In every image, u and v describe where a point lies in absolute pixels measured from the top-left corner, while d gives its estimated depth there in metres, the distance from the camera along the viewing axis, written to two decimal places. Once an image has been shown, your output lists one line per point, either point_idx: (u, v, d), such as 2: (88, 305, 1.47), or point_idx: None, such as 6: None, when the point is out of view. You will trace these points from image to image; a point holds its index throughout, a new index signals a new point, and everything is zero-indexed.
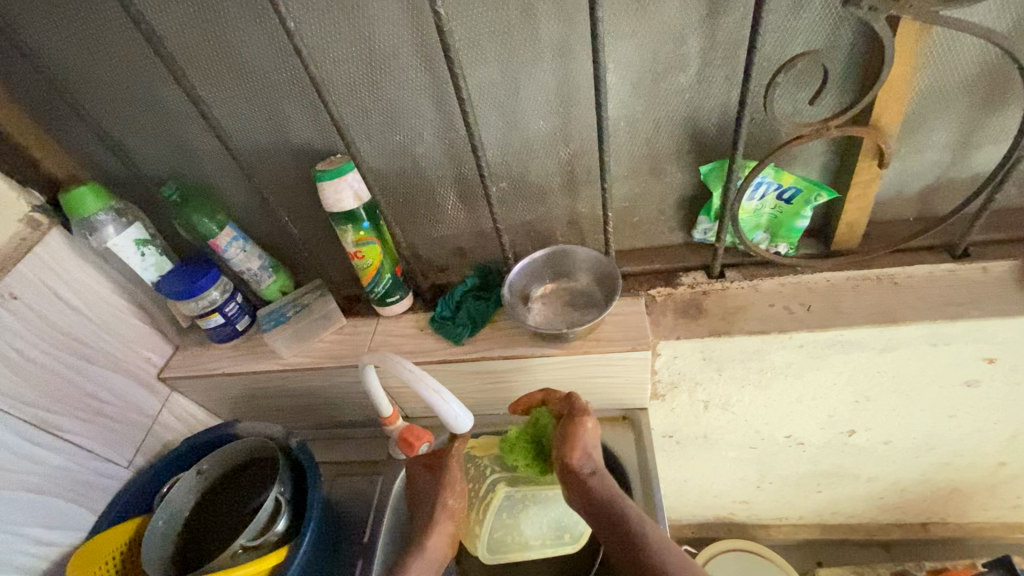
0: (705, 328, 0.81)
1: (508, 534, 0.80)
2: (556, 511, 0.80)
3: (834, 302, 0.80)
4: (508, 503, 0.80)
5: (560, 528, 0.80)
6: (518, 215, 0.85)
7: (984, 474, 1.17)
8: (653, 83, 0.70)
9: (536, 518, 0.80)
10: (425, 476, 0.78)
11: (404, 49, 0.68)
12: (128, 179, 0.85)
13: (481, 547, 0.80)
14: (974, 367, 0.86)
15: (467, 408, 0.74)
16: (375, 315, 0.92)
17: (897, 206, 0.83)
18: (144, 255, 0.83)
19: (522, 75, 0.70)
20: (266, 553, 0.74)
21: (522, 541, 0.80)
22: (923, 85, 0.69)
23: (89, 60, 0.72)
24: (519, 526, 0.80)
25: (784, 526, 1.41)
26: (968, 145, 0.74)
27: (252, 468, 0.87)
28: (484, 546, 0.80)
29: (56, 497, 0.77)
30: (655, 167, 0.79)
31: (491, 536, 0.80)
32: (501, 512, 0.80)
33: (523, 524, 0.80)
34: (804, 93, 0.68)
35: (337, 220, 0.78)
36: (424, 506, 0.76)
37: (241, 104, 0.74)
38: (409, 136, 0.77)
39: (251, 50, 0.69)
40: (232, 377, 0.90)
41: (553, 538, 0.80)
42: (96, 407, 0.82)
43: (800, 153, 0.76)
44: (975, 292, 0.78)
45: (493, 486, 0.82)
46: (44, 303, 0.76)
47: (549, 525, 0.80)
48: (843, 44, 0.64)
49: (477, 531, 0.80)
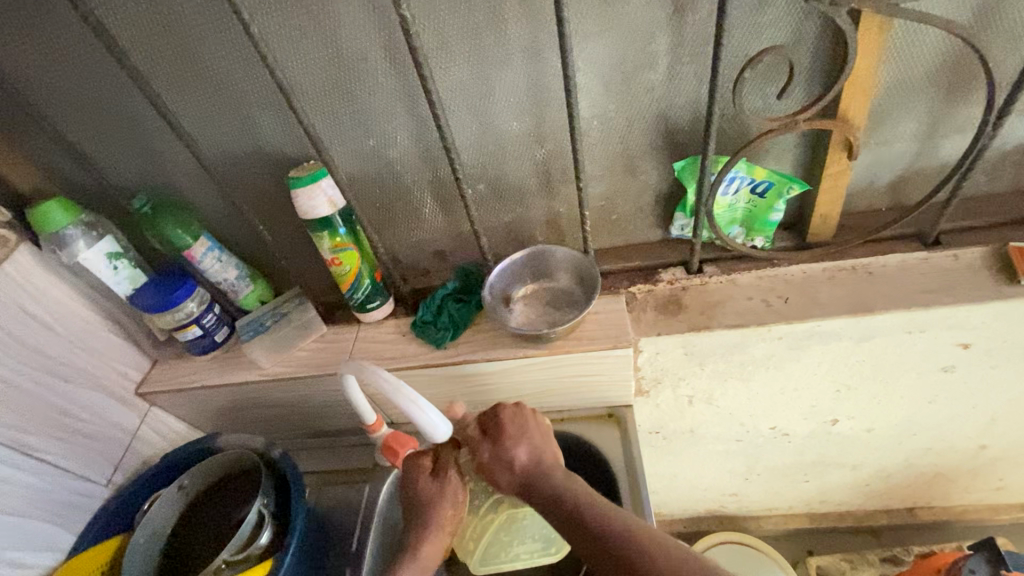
0: (685, 324, 0.82)
1: (501, 550, 0.80)
2: (547, 523, 0.81)
3: (810, 293, 0.81)
4: (507, 520, 0.81)
5: (547, 539, 0.80)
6: (496, 216, 0.85)
7: (965, 458, 1.19)
8: (623, 82, 0.70)
9: (528, 531, 0.80)
10: (425, 481, 0.75)
11: (372, 54, 0.68)
12: (98, 193, 0.84)
13: (476, 562, 0.80)
14: (950, 352, 0.87)
15: (444, 418, 0.73)
16: (355, 321, 0.91)
17: (870, 197, 0.84)
18: (116, 269, 0.81)
19: (493, 76, 0.69)
20: (250, 567, 0.74)
21: (512, 553, 0.79)
22: (888, 78, 0.70)
23: (50, 72, 0.71)
24: (512, 540, 0.80)
25: (775, 517, 1.42)
26: (935, 135, 0.76)
27: (234, 479, 0.85)
28: (477, 561, 0.79)
29: (32, 519, 0.76)
30: (631, 165, 0.79)
31: (483, 552, 0.80)
32: (497, 527, 0.81)
33: (515, 538, 0.80)
34: (773, 88, 0.69)
35: (312, 227, 0.78)
36: (420, 508, 0.74)
37: (210, 114, 0.73)
38: (382, 140, 0.76)
39: (217, 58, 0.68)
40: (212, 389, 0.89)
41: (540, 549, 0.79)
42: (71, 426, 0.81)
43: (772, 147, 0.77)
44: (946, 279, 0.79)
45: (494, 505, 0.81)
46: (12, 320, 0.74)
47: (536, 536, 0.80)
48: (808, 39, 0.65)
49: (469, 546, 0.80)
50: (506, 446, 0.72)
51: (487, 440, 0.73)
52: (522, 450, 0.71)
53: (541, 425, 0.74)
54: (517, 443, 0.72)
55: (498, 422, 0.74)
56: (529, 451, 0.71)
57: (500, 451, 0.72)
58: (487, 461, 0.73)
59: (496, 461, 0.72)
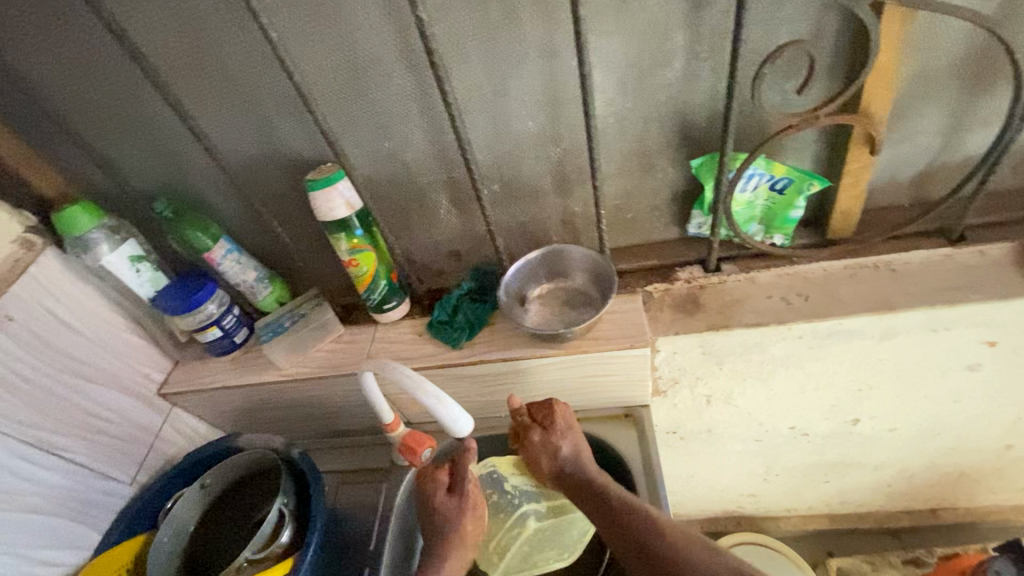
0: (703, 323, 0.81)
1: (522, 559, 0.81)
2: (565, 533, 0.82)
3: (831, 291, 0.80)
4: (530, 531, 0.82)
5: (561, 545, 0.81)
6: (511, 217, 0.85)
7: (991, 458, 1.16)
8: (639, 80, 0.70)
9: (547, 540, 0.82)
10: (441, 496, 0.76)
11: (389, 56, 0.68)
12: (120, 197, 0.85)
13: (499, 574, 0.80)
14: (976, 351, 0.85)
15: (466, 412, 0.73)
16: (372, 322, 0.92)
17: (892, 192, 0.82)
18: (139, 272, 0.83)
19: (508, 75, 0.69)
20: (271, 565, 0.74)
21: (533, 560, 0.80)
22: (911, 71, 0.69)
23: (74, 79, 0.72)
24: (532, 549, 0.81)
25: (794, 517, 1.41)
26: (959, 128, 0.74)
27: (255, 478, 0.86)
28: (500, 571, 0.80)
29: (60, 517, 0.77)
30: (647, 164, 0.79)
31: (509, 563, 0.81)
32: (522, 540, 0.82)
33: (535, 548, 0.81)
34: (792, 83, 0.68)
35: (329, 229, 0.78)
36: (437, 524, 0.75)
37: (228, 117, 0.74)
38: (397, 141, 0.76)
39: (237, 63, 0.69)
40: (232, 390, 0.90)
41: (554, 555, 0.81)
42: (96, 426, 0.82)
43: (791, 143, 0.76)
44: (971, 275, 0.78)
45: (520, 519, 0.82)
46: (39, 322, 0.76)
47: (553, 543, 0.82)
48: (828, 33, 0.64)
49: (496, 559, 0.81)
50: (555, 443, 0.77)
51: (537, 428, 0.79)
52: (568, 446, 0.76)
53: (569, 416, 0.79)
54: (562, 438, 0.76)
55: (550, 414, 0.78)
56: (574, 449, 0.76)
57: (554, 443, 0.77)
58: (535, 446, 0.78)
59: (546, 448, 0.77)
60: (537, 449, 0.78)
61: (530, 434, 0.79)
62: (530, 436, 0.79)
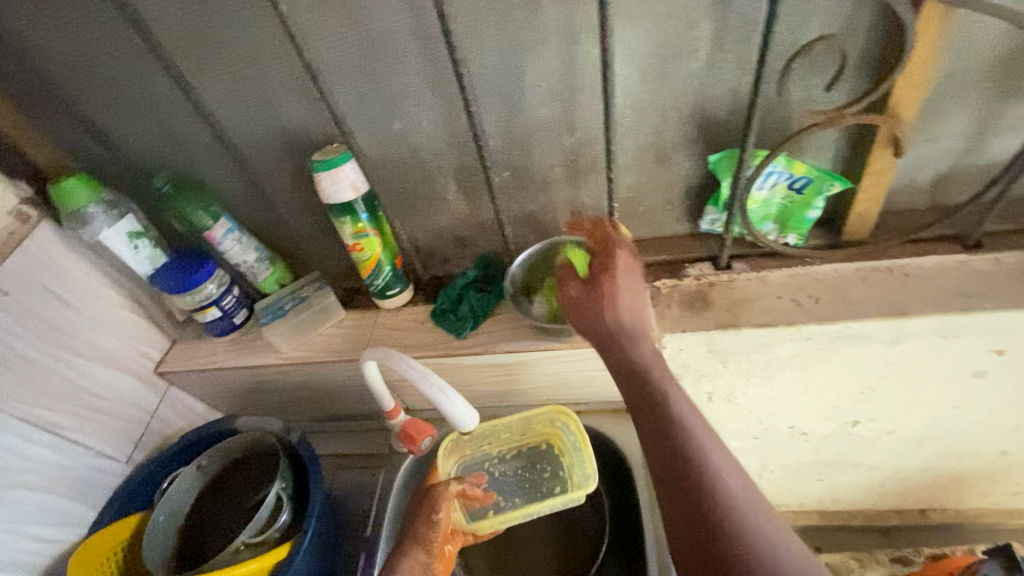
0: (711, 321, 0.80)
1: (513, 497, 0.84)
2: (530, 466, 0.86)
3: (843, 294, 0.79)
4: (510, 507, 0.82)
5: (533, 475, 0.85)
6: (520, 206, 0.83)
7: (987, 463, 1.17)
8: (661, 69, 0.67)
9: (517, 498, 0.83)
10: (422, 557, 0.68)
11: (401, 33, 0.65)
12: (119, 171, 0.83)
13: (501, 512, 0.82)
14: (983, 358, 0.85)
15: (472, 406, 0.72)
16: (374, 308, 0.90)
17: (909, 196, 0.81)
18: (137, 249, 0.81)
19: (525, 59, 0.67)
20: (268, 550, 0.74)
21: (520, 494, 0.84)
22: (942, 70, 0.66)
23: (70, 46, 0.69)
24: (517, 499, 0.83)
25: (784, 513, 1.42)
26: (985, 133, 0.72)
27: (252, 461, 0.86)
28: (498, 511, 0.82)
29: (55, 495, 0.76)
30: (662, 157, 0.77)
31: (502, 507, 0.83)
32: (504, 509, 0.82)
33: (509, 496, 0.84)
34: (819, 80, 0.66)
35: (334, 212, 0.76)
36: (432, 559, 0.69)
37: (232, 92, 0.71)
38: (406, 124, 0.74)
39: (243, 35, 0.66)
40: (230, 371, 0.88)
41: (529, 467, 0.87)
42: (91, 404, 0.81)
43: (812, 141, 0.74)
44: (986, 283, 0.76)
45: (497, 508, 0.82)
46: (34, 297, 0.74)
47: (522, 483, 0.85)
48: (862, 28, 0.61)
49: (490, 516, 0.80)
50: (602, 289, 0.64)
51: (576, 280, 0.67)
52: (590, 299, 0.65)
53: (622, 264, 0.65)
54: (610, 300, 0.64)
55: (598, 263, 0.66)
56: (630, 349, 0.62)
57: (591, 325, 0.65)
58: (572, 300, 0.66)
59: (581, 307, 0.65)
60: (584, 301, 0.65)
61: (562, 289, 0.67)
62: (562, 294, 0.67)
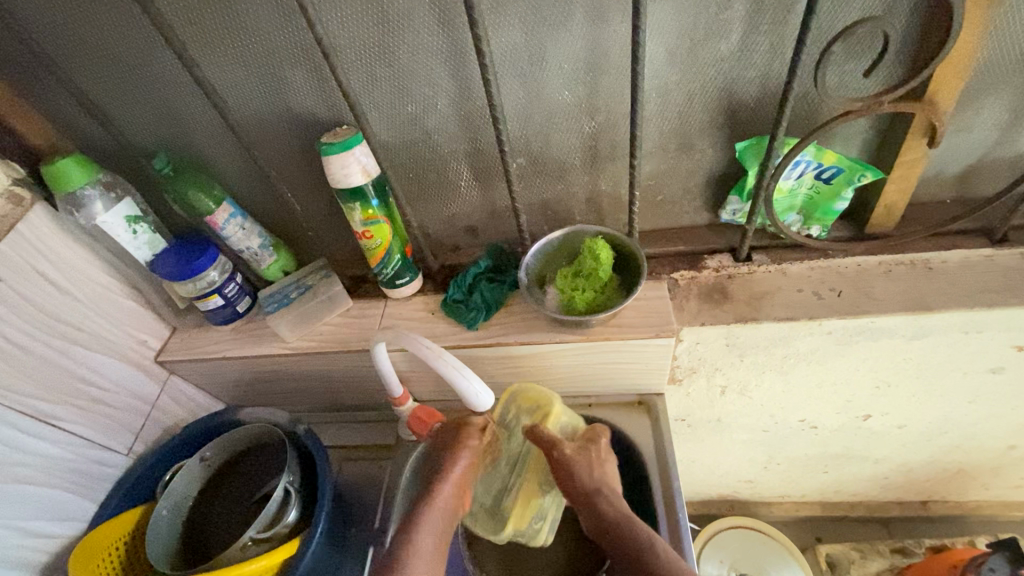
0: (730, 314, 0.78)
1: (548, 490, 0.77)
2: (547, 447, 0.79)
3: (866, 288, 0.77)
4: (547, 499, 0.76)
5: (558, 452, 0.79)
6: (535, 193, 0.80)
7: (993, 457, 1.17)
8: (689, 52, 0.64)
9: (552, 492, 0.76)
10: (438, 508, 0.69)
11: (419, 9, 0.62)
12: (117, 152, 0.79)
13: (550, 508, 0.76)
14: (1002, 354, 0.84)
15: (488, 385, 0.71)
16: (382, 297, 0.88)
17: (935, 187, 0.78)
18: (136, 233, 0.78)
19: (548, 38, 0.63)
20: (277, 545, 0.72)
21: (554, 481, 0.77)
22: (983, 58, 0.64)
23: (68, 19, 0.65)
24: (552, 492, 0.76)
25: (786, 503, 1.41)
26: (1019, 124, 0.70)
27: (256, 453, 0.84)
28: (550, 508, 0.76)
29: (53, 488, 0.74)
30: (685, 144, 0.74)
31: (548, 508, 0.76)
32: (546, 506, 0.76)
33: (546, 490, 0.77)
34: (855, 66, 0.63)
35: (344, 198, 0.73)
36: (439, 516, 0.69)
37: (237, 69, 0.68)
38: (421, 107, 0.71)
39: (251, 10, 0.62)
40: (233, 361, 0.86)
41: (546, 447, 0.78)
42: (91, 394, 0.78)
43: (841, 130, 0.71)
44: (1013, 279, 0.75)
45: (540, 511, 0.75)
46: (28, 284, 0.71)
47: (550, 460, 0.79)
48: (904, 11, 0.59)
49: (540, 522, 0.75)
50: (576, 472, 0.69)
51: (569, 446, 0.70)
52: (582, 467, 0.69)
53: (597, 458, 0.71)
54: (586, 462, 0.70)
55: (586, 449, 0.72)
56: (588, 474, 0.69)
57: (573, 469, 0.69)
58: (564, 461, 0.69)
59: (573, 466, 0.69)
60: (569, 472, 0.69)
61: (557, 450, 0.69)
62: (555, 453, 0.69)
